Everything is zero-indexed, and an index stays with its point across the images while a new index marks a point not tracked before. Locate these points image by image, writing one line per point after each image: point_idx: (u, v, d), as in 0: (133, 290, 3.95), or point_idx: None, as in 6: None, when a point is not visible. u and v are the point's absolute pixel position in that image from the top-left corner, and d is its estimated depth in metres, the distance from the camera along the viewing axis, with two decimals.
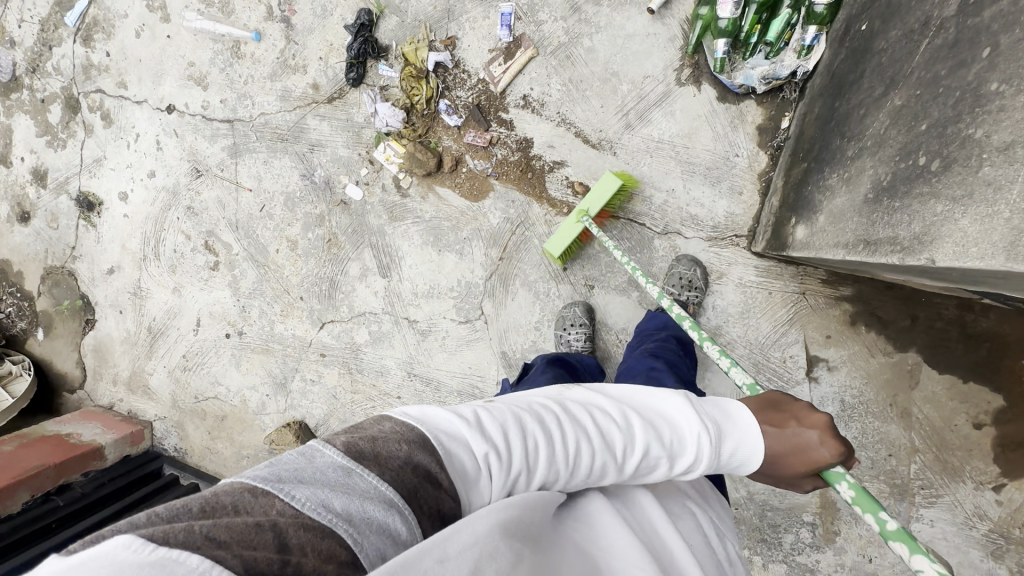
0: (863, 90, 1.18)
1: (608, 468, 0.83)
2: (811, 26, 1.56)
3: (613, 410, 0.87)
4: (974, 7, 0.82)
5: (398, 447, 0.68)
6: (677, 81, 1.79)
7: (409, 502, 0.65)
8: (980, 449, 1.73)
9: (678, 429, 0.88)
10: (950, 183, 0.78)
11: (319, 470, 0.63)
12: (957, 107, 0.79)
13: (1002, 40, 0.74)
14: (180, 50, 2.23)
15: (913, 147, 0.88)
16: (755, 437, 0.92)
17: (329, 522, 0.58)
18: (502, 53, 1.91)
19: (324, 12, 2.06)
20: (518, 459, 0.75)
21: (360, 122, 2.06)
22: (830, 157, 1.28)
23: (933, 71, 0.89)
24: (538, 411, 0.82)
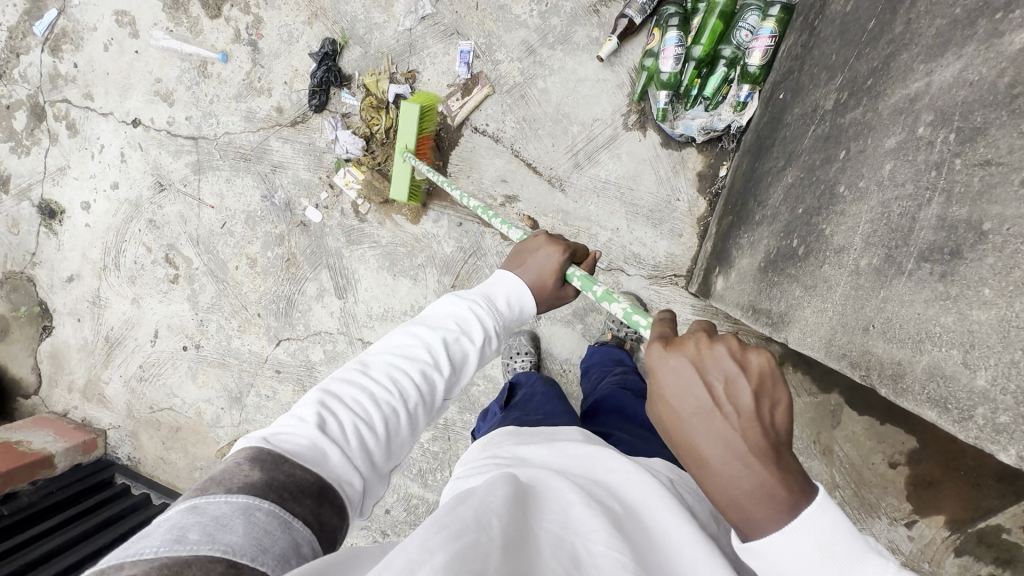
0: (771, 160, 1.29)
1: (431, 373, 1.02)
2: (745, 85, 1.65)
3: (405, 335, 1.06)
4: (842, 108, 1.02)
5: (243, 464, 0.76)
6: (624, 125, 1.88)
7: (267, 498, 0.71)
8: (895, 487, 1.81)
9: (457, 315, 1.09)
10: (806, 272, 1.05)
11: (164, 521, 0.67)
12: (819, 202, 1.04)
13: (852, 146, 0.97)
14: (147, 66, 2.25)
15: (790, 230, 1.12)
16: (520, 287, 1.19)
17: (192, 550, 0.62)
18: (460, 89, 1.97)
19: (289, 38, 2.10)
20: (351, 410, 0.91)
21: (322, 148, 2.12)
22: (745, 216, 1.37)
23: (812, 158, 1.10)
24: (350, 375, 0.98)
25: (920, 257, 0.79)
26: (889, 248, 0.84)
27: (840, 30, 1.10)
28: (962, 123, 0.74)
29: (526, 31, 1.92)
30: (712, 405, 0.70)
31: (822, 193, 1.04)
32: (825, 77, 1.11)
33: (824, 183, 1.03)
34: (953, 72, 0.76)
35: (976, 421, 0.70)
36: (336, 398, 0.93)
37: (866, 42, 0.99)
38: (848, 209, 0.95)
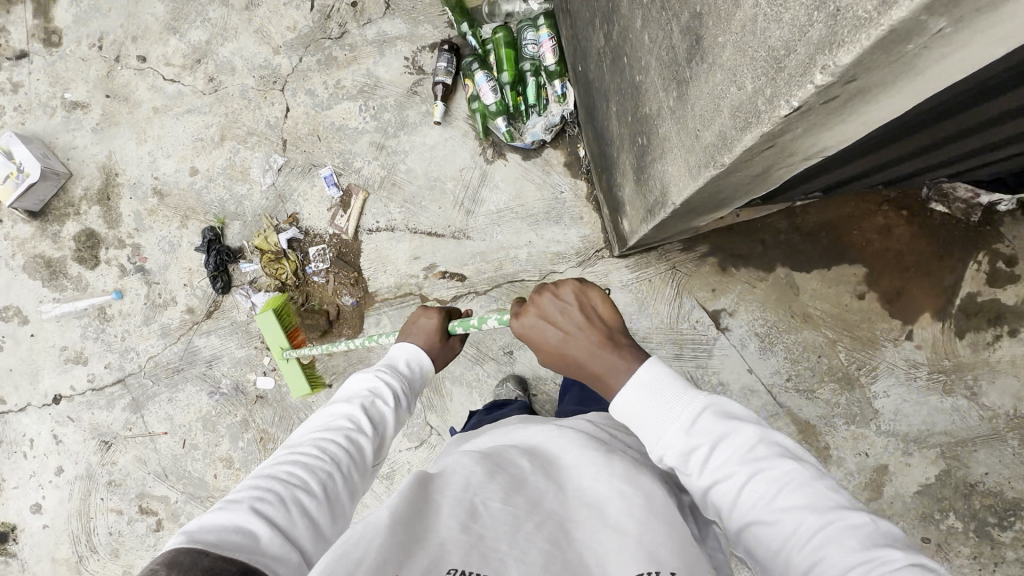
0: (600, 109, 1.51)
1: (359, 438, 1.04)
2: (556, 80, 1.94)
3: (324, 416, 1.08)
4: (600, 43, 1.28)
5: (179, 555, 0.68)
6: (486, 161, 2.09)
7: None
8: (876, 313, 1.97)
9: (370, 380, 1.14)
10: (644, 167, 1.20)
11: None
12: (621, 110, 1.24)
13: (614, 60, 1.21)
14: (48, 341, 2.25)
15: (626, 146, 1.30)
16: (411, 344, 1.30)
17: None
18: (339, 206, 2.14)
19: (171, 245, 2.20)
20: (279, 491, 0.87)
21: (245, 320, 2.16)
22: (610, 162, 1.56)
23: (608, 88, 1.33)
24: (277, 462, 0.95)
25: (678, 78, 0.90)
26: (652, 99, 1.03)
27: None
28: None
29: (369, 134, 2.14)
30: (561, 339, 1.04)
31: (619, 88, 1.17)
32: (587, 32, 1.39)
33: (617, 78, 1.16)
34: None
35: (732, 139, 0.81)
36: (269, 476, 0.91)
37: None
38: (632, 74, 1.06)
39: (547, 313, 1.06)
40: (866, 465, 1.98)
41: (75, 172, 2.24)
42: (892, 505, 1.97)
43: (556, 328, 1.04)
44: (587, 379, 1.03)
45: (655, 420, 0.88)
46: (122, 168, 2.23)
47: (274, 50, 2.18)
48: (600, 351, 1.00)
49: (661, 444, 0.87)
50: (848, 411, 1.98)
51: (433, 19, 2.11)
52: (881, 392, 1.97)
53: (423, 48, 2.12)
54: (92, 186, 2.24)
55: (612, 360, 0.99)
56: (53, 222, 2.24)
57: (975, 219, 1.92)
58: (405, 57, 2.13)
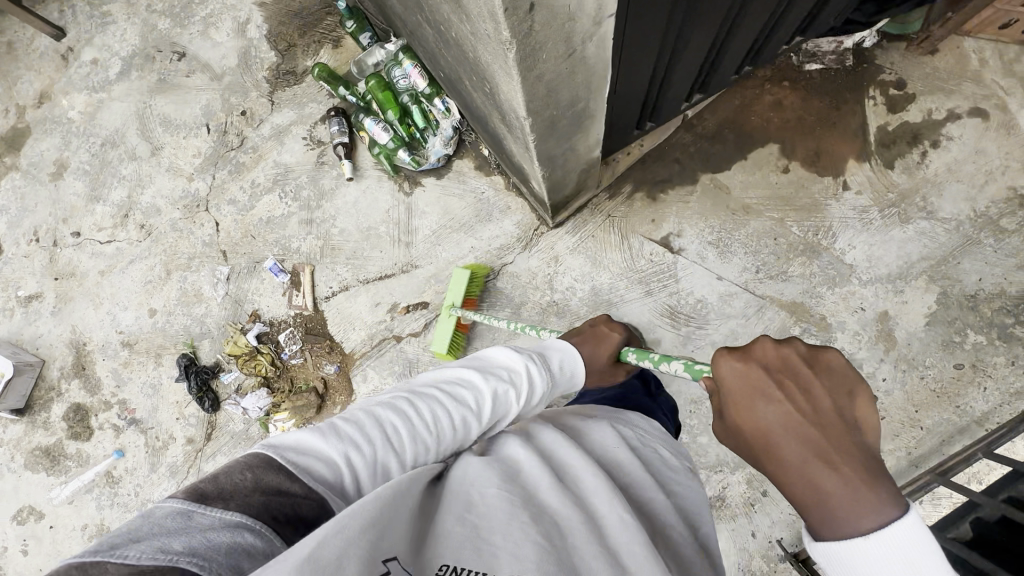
0: (467, 95, 1.61)
1: (474, 418, 0.98)
2: (436, 98, 2.07)
3: (456, 375, 1.04)
4: (429, 33, 1.38)
5: (242, 474, 0.67)
6: (407, 193, 2.20)
7: (261, 519, 0.63)
8: (807, 178, 2.03)
9: (513, 367, 1.10)
10: (501, 116, 1.28)
11: (155, 524, 0.58)
12: (466, 78, 1.33)
13: (440, 41, 1.31)
14: (68, 525, 2.24)
15: (488, 110, 1.39)
16: (564, 352, 1.28)
17: (175, 559, 0.54)
18: (292, 286, 2.22)
19: (154, 387, 2.26)
20: (379, 445, 0.83)
21: (244, 427, 2.18)
22: (497, 137, 1.66)
23: (453, 68, 1.42)
24: (393, 403, 0.92)
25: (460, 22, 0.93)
26: (469, 57, 1.12)
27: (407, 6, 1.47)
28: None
29: (296, 214, 2.26)
30: (797, 403, 0.78)
31: (454, 54, 1.24)
32: (423, 34, 1.51)
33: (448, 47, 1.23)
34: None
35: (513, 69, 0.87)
36: (373, 419, 0.87)
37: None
38: (450, 33, 1.13)
39: (788, 369, 0.81)
40: (867, 318, 1.97)
41: (47, 357, 2.33)
42: (911, 347, 1.94)
43: (785, 394, 0.79)
44: (776, 467, 0.77)
45: (899, 524, 0.66)
46: (88, 335, 2.32)
47: (188, 178, 2.34)
48: (831, 470, 0.72)
49: (824, 489, 0.71)
50: (826, 276, 2.00)
51: (315, 96, 2.30)
52: (847, 247, 1.99)
53: (315, 123, 2.29)
54: (66, 363, 2.32)
55: (856, 503, 0.69)
56: (41, 410, 2.30)
57: (850, 63, 2.04)
58: (303, 138, 2.29)
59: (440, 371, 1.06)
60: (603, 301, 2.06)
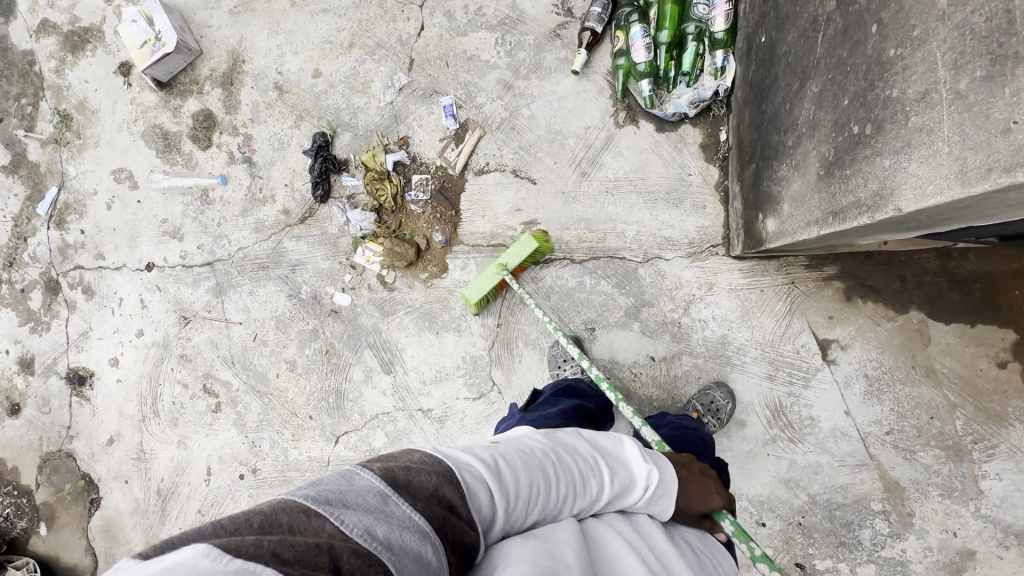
0: (783, 88, 1.29)
1: (587, 512, 0.90)
2: (718, 51, 1.75)
3: (590, 454, 0.95)
4: (823, 20, 1.06)
5: (428, 476, 0.73)
6: (616, 124, 1.94)
7: (436, 533, 0.69)
8: (1014, 387, 1.73)
9: (634, 474, 0.96)
10: (839, 168, 1.00)
11: (360, 496, 0.67)
12: (831, 90, 1.02)
13: (835, 31, 1.00)
14: (151, 210, 2.33)
15: (816, 135, 1.09)
16: (673, 480, 1.00)
17: (376, 550, 0.62)
18: (452, 138, 2.06)
19: (281, 143, 2.20)
20: (520, 505, 0.80)
21: (336, 233, 2.15)
22: (774, 152, 1.37)
23: (817, 60, 1.09)
24: (538, 459, 0.87)
25: (957, 62, 0.72)
26: (882, 90, 0.85)
27: None
28: None
29: (499, 71, 2.02)
30: None
31: (846, 58, 0.96)
32: None
33: (849, 41, 0.95)
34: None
35: None
36: (518, 468, 0.83)
37: None
38: (882, 43, 0.85)
39: None
40: (950, 545, 1.76)
41: (206, 52, 2.26)
42: None
43: None
44: None
45: None
46: (249, 56, 2.22)
47: None
48: None
49: None
50: (947, 483, 1.77)
51: None
52: (992, 473, 1.74)
53: None
54: (218, 69, 2.25)
55: None
56: (177, 97, 2.28)
57: None
58: None
59: (578, 437, 0.98)
60: (723, 355, 1.88)
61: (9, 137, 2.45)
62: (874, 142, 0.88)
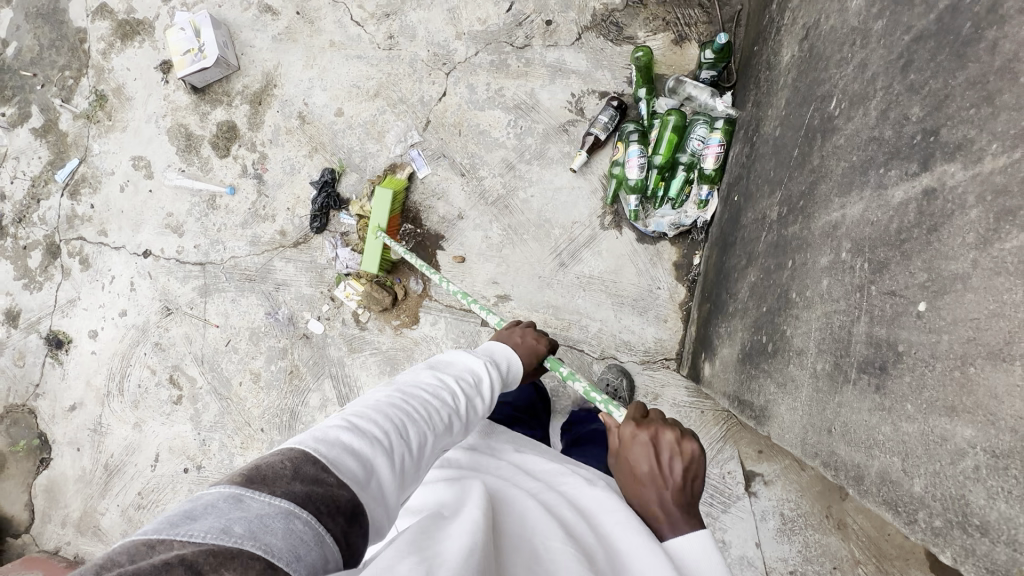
0: (737, 256, 1.40)
1: (455, 423, 0.98)
2: (704, 185, 1.85)
3: (432, 378, 1.02)
4: (767, 226, 1.16)
5: (281, 464, 0.67)
6: (601, 225, 2.05)
7: (307, 507, 0.64)
8: (916, 558, 1.73)
9: (475, 369, 1.11)
10: (747, 369, 1.18)
11: (208, 507, 0.60)
12: (755, 296, 1.17)
13: (771, 246, 1.12)
14: (160, 202, 2.46)
15: (744, 322, 1.22)
16: (511, 357, 1.25)
17: (235, 544, 0.57)
18: (382, 176, 2.22)
19: (292, 169, 2.33)
20: (390, 443, 0.81)
21: (323, 264, 2.27)
22: (721, 307, 1.47)
23: (759, 258, 1.19)
24: (387, 403, 0.89)
25: (821, 345, 0.94)
26: (777, 330, 1.06)
27: (773, 150, 1.24)
28: (807, 234, 1.00)
29: (505, 150, 2.15)
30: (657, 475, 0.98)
31: (776, 277, 1.09)
32: (767, 190, 1.22)
33: (777, 256, 1.09)
34: (842, 135, 0.91)
35: (863, 481, 0.85)
36: (359, 420, 0.82)
37: (792, 168, 1.07)
38: (787, 291, 1.04)
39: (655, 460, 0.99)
40: None
41: (243, 69, 2.40)
42: None
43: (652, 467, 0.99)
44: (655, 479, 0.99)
45: None
46: (281, 82, 2.36)
47: (457, 34, 2.21)
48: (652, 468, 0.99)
49: None
50: None
51: (616, 68, 2.07)
52: None
53: (592, 92, 2.09)
54: (251, 86, 2.39)
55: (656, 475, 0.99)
56: (207, 103, 2.42)
57: None
58: (571, 93, 2.10)
59: (416, 373, 1.04)
60: None
61: (45, 103, 2.61)
62: (771, 368, 1.09)
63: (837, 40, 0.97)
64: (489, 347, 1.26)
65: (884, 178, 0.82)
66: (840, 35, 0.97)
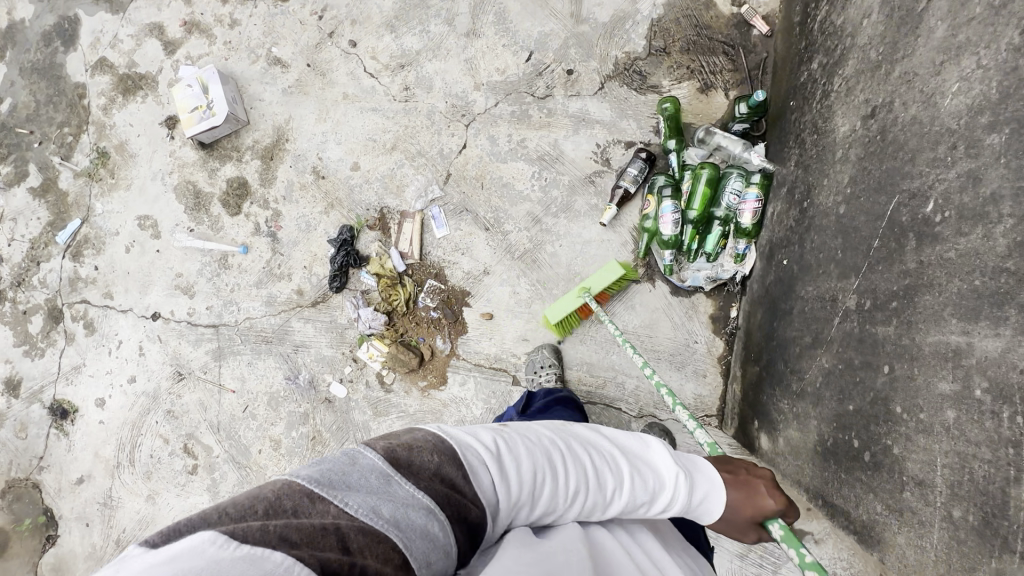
0: (796, 329, 1.35)
1: (599, 510, 0.89)
2: (741, 239, 1.80)
3: (613, 453, 0.94)
4: (843, 314, 1.13)
5: (429, 456, 0.75)
6: (633, 278, 2.00)
7: (441, 509, 0.70)
8: None
9: (665, 480, 0.95)
10: (839, 477, 1.11)
11: (362, 478, 0.69)
12: (840, 394, 1.11)
13: (856, 341, 1.08)
14: (169, 262, 2.36)
15: (821, 411, 1.17)
16: (718, 485, 1.00)
17: (382, 528, 0.64)
18: (378, 221, 2.19)
19: (308, 226, 2.25)
20: (524, 496, 0.81)
21: (344, 324, 2.18)
22: (778, 379, 1.42)
23: (836, 346, 1.14)
24: (546, 446, 0.88)
25: (954, 493, 0.85)
26: (885, 454, 0.98)
27: (838, 228, 1.20)
28: (918, 354, 0.92)
29: (530, 203, 2.09)
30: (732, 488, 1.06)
31: (865, 375, 1.04)
32: (836, 273, 1.17)
33: (862, 352, 1.06)
34: (956, 250, 0.86)
35: None
36: (512, 452, 0.84)
37: (874, 260, 1.04)
38: (895, 411, 0.97)
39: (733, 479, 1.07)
40: None
41: (253, 123, 2.32)
42: None
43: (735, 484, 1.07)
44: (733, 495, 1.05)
45: None
46: (293, 136, 2.29)
47: (475, 85, 2.16)
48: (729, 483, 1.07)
49: None
50: None
51: (641, 118, 2.03)
52: None
53: (617, 142, 2.04)
54: (261, 141, 2.31)
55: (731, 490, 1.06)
56: (216, 159, 2.34)
57: None
58: (596, 143, 2.06)
59: (595, 432, 0.98)
60: None
61: (44, 161, 2.50)
62: (877, 491, 1.00)
63: (928, 138, 0.94)
64: (700, 461, 1.03)
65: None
66: (931, 133, 0.94)
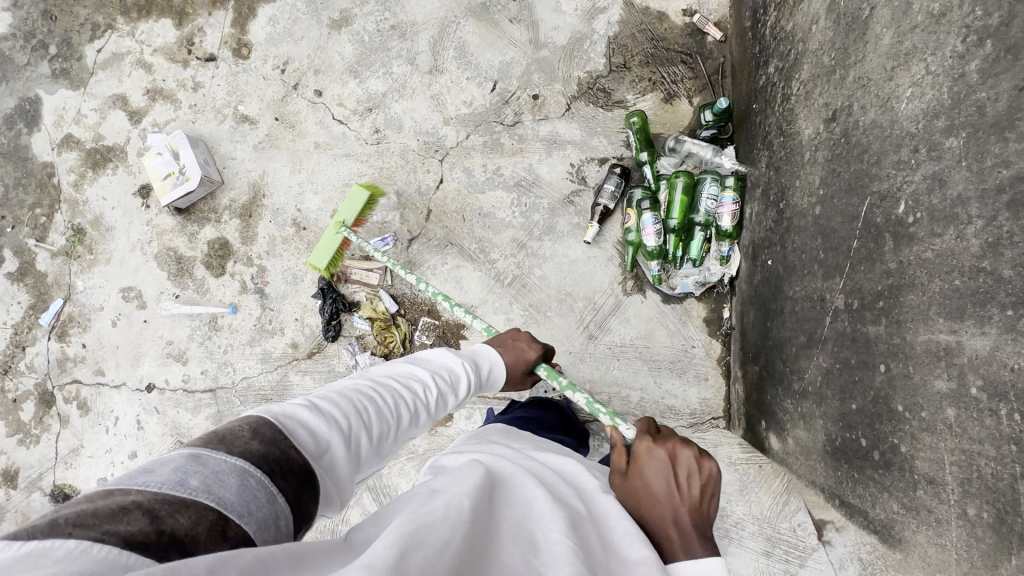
0: (789, 329, 1.37)
1: (422, 412, 1.01)
2: (724, 241, 1.83)
3: (405, 370, 1.07)
4: (833, 314, 1.15)
5: (240, 429, 0.70)
6: (624, 291, 2.01)
7: (260, 466, 0.67)
8: None
9: (450, 365, 1.15)
10: (851, 475, 1.13)
11: (164, 461, 0.63)
12: (841, 394, 1.13)
13: (850, 341, 1.10)
14: (158, 331, 2.33)
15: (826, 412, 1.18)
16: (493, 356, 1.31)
17: (190, 496, 0.60)
18: (364, 266, 2.19)
19: (295, 278, 2.24)
20: (353, 426, 0.84)
21: (342, 372, 2.17)
22: (778, 379, 1.44)
23: (830, 346, 1.16)
24: (354, 392, 0.92)
25: (965, 488, 0.86)
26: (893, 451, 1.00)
27: (816, 228, 1.23)
28: (911, 353, 0.95)
29: (513, 229, 2.11)
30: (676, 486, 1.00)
31: (865, 376, 1.06)
32: (820, 273, 1.20)
33: (857, 351, 1.08)
34: (934, 251, 0.89)
35: None
36: (325, 404, 0.85)
37: (855, 261, 1.07)
38: (896, 408, 0.99)
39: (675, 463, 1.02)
40: None
41: (227, 182, 2.32)
42: None
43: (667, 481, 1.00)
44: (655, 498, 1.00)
45: None
46: (269, 190, 2.29)
47: (445, 119, 2.18)
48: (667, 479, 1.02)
49: None
50: None
51: (611, 133, 2.06)
52: None
53: (591, 160, 2.07)
54: (238, 199, 2.31)
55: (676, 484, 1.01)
56: (194, 222, 2.33)
57: None
58: (570, 163, 2.08)
59: (392, 366, 1.08)
60: None
61: (19, 244, 2.47)
62: (892, 489, 1.02)
63: (890, 141, 0.98)
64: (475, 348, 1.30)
65: (1014, 319, 0.77)
66: (893, 136, 0.98)
